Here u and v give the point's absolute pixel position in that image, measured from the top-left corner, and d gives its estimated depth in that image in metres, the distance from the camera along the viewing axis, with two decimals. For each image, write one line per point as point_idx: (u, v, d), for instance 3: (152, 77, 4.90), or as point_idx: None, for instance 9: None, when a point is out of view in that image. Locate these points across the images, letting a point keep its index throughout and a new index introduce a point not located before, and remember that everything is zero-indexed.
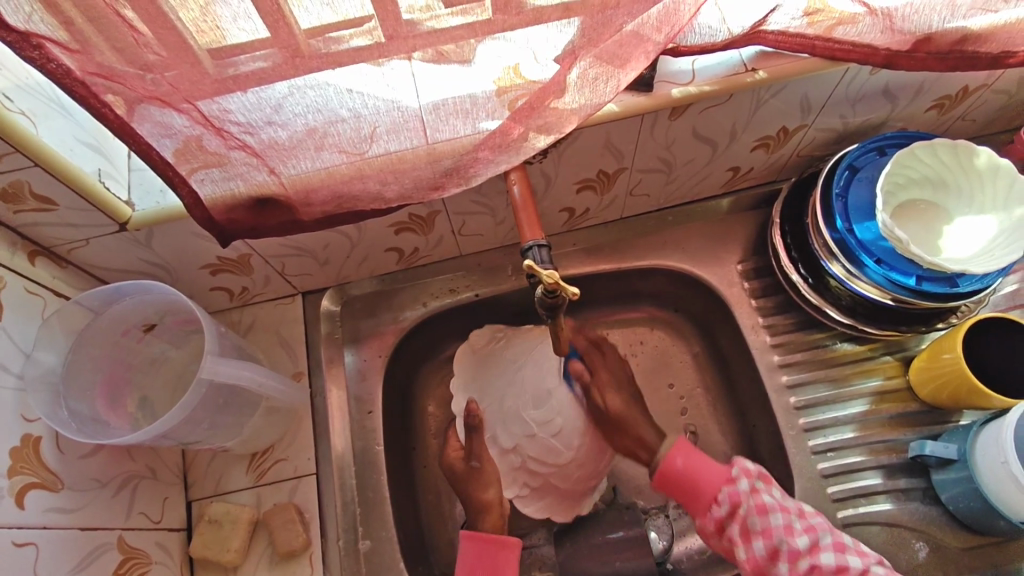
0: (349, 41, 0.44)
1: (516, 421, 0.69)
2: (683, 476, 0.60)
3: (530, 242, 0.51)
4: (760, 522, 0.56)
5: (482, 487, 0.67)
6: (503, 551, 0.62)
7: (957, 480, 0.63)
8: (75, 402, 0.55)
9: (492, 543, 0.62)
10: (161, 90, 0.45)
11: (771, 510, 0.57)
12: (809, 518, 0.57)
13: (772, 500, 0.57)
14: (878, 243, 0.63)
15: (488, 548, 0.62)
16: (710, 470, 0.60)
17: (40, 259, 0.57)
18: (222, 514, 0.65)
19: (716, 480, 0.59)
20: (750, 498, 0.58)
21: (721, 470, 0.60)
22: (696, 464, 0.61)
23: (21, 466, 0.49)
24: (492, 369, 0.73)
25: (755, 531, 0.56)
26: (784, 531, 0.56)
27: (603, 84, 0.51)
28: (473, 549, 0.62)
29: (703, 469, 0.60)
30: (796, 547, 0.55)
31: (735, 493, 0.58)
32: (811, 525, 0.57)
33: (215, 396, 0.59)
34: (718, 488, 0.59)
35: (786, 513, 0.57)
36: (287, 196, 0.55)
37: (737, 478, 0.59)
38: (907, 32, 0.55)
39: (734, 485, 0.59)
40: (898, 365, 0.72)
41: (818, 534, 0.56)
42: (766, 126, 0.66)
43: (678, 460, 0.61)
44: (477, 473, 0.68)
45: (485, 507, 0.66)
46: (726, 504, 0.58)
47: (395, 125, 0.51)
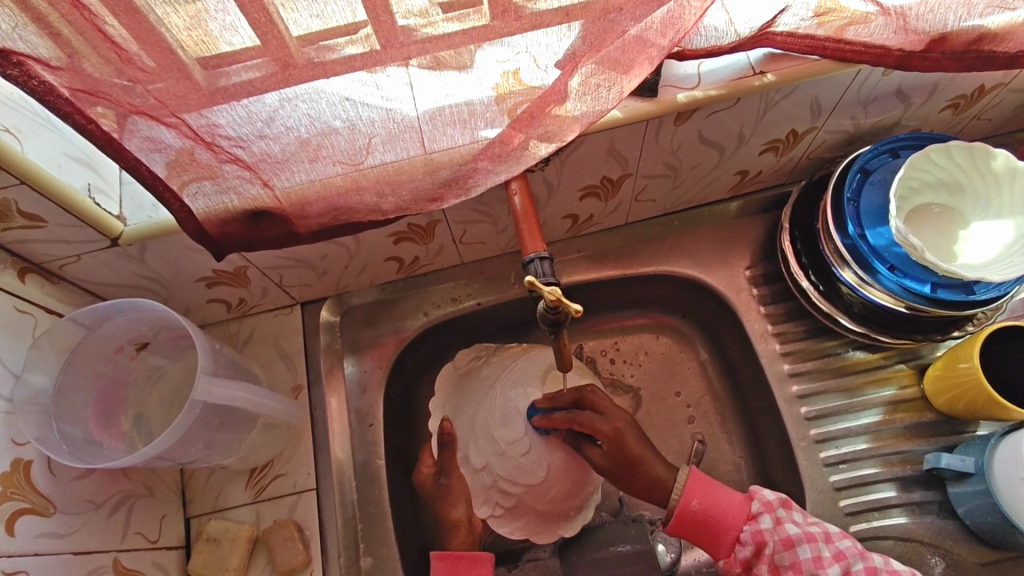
0: (342, 49, 0.42)
1: (485, 437, 0.66)
2: (704, 518, 0.59)
3: (530, 254, 0.49)
4: (787, 557, 0.56)
5: (450, 504, 0.66)
6: (474, 566, 0.61)
7: (974, 494, 0.61)
8: (67, 424, 0.54)
9: (463, 559, 0.61)
10: (146, 104, 0.43)
11: (798, 543, 0.56)
12: (836, 542, 0.57)
13: (797, 531, 0.57)
14: (892, 249, 0.61)
15: (460, 565, 0.61)
16: (729, 508, 0.59)
17: (30, 276, 0.55)
18: (221, 531, 0.64)
19: (738, 519, 0.58)
20: (775, 534, 0.57)
21: (739, 504, 0.59)
22: (712, 502, 0.59)
23: (12, 491, 0.48)
24: (471, 386, 0.72)
25: (784, 567, 0.56)
26: (814, 563, 0.55)
27: (606, 90, 0.50)
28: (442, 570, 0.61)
29: (722, 506, 0.59)
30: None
31: (759, 530, 0.57)
32: (840, 550, 0.56)
33: (211, 415, 0.57)
34: (740, 526, 0.58)
35: (813, 544, 0.56)
36: (281, 208, 0.53)
37: (759, 513, 0.58)
38: (923, 32, 0.52)
39: (757, 522, 0.58)
40: (912, 374, 0.70)
41: (848, 560, 0.56)
42: (774, 130, 0.64)
43: (694, 501, 0.59)
44: (443, 491, 0.67)
45: (454, 525, 0.65)
46: (750, 544, 0.58)
47: (391, 136, 0.49)
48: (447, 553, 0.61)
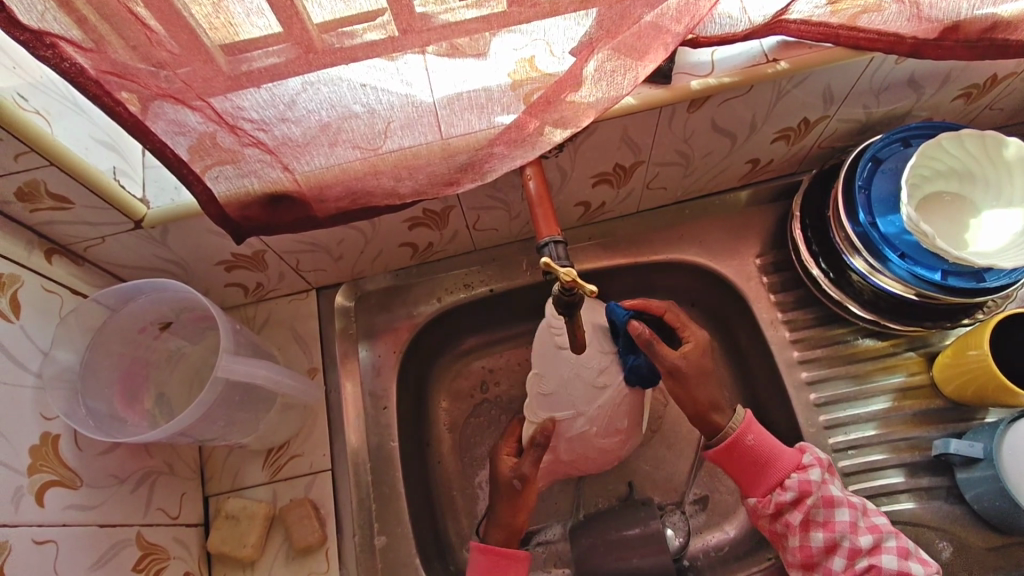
0: (363, 35, 0.43)
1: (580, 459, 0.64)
2: (753, 452, 0.60)
3: (545, 238, 0.50)
4: (823, 514, 0.57)
5: (515, 511, 0.64)
6: (514, 563, 0.62)
7: (982, 479, 0.62)
8: (93, 399, 0.56)
9: (506, 558, 0.62)
10: (173, 87, 0.44)
11: (838, 504, 0.57)
12: (872, 517, 0.58)
13: (839, 494, 0.58)
14: (902, 237, 0.62)
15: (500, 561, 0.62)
16: (782, 456, 0.60)
17: (57, 257, 0.57)
18: (239, 509, 0.65)
19: (788, 466, 0.59)
20: (820, 489, 0.58)
21: (792, 455, 0.60)
22: (769, 444, 0.60)
23: (41, 464, 0.49)
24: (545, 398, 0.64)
25: (817, 522, 0.57)
26: (848, 527, 0.57)
27: (621, 77, 0.50)
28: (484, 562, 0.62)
29: (775, 450, 0.60)
30: (858, 544, 0.56)
31: (807, 481, 0.58)
32: (875, 523, 0.57)
33: (231, 393, 0.59)
34: (788, 472, 0.59)
35: (852, 510, 0.57)
36: (300, 191, 0.54)
37: (809, 465, 0.59)
38: (936, 20, 0.53)
39: (805, 474, 0.59)
40: (921, 361, 0.71)
41: (882, 534, 0.56)
42: (787, 118, 0.64)
43: (748, 437, 0.61)
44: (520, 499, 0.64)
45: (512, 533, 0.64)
46: (794, 490, 0.58)
47: (409, 121, 0.50)
48: (492, 547, 0.62)
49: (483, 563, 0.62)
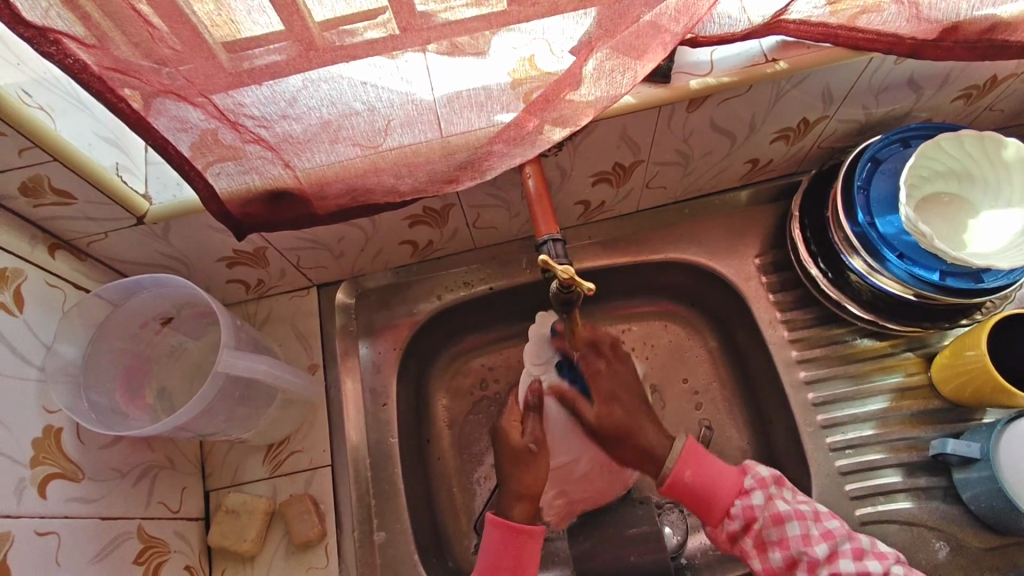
0: (363, 33, 0.44)
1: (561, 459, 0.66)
2: (694, 488, 0.59)
3: (543, 236, 0.51)
4: (775, 533, 0.57)
5: (531, 472, 0.62)
6: (530, 542, 0.60)
7: (979, 479, 0.62)
8: (95, 393, 0.56)
9: (520, 534, 0.60)
10: (175, 84, 0.45)
11: (788, 519, 0.57)
12: (824, 521, 0.58)
13: (787, 508, 0.58)
14: (901, 237, 0.62)
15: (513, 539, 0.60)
16: (723, 481, 0.60)
17: (60, 252, 0.57)
18: (240, 504, 0.66)
19: (730, 492, 0.59)
20: (765, 510, 0.58)
21: (734, 479, 0.60)
22: (708, 477, 0.60)
23: (44, 457, 0.50)
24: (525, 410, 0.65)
25: (771, 542, 0.57)
26: (802, 541, 0.56)
27: (620, 75, 0.51)
28: (499, 537, 0.60)
29: (715, 479, 0.59)
30: (815, 557, 0.56)
31: (750, 506, 0.58)
32: (827, 530, 0.57)
33: (232, 388, 0.59)
34: (733, 500, 0.59)
35: (802, 522, 0.57)
36: (301, 188, 0.55)
37: (751, 489, 0.59)
38: (936, 21, 0.53)
39: (747, 498, 0.59)
40: (919, 362, 0.71)
41: (836, 540, 0.56)
42: (786, 118, 0.65)
43: (687, 473, 0.59)
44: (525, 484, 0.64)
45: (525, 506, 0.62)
46: (740, 518, 0.58)
47: (409, 119, 0.51)
48: (506, 522, 0.60)
49: (495, 540, 0.60)
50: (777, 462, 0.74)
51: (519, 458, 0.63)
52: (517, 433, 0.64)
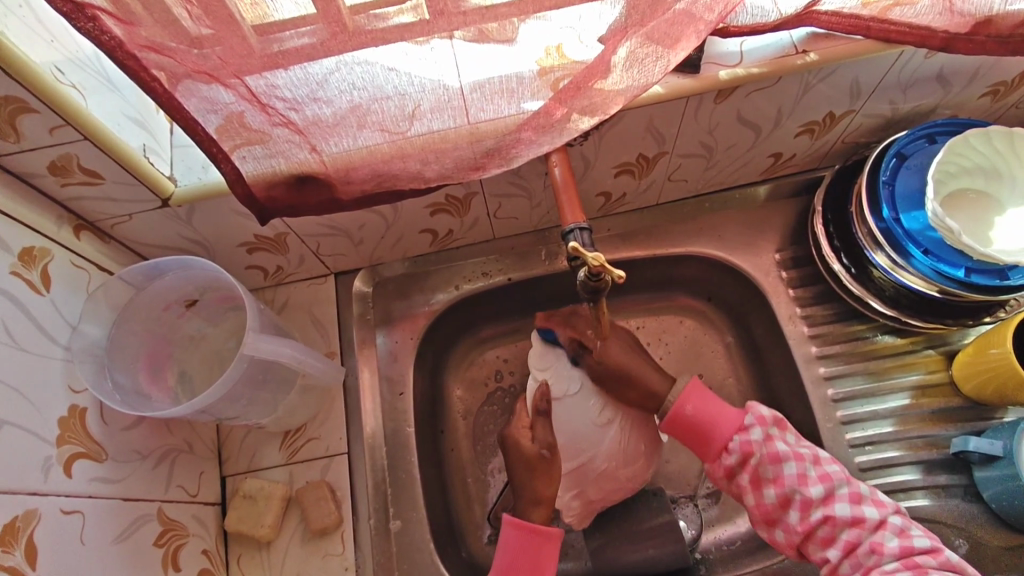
0: (395, 18, 0.43)
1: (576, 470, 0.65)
2: (694, 422, 0.61)
3: (570, 224, 0.50)
4: (772, 470, 0.57)
5: (546, 480, 0.62)
6: (546, 544, 0.60)
7: (1000, 477, 0.62)
8: (120, 374, 0.56)
9: (536, 534, 0.60)
10: (208, 64, 0.44)
11: (785, 459, 0.57)
12: (823, 465, 0.58)
13: (786, 449, 0.58)
14: (926, 233, 0.61)
15: (532, 541, 0.60)
16: (723, 416, 0.60)
17: (85, 233, 0.57)
18: (257, 489, 0.66)
19: (729, 428, 0.59)
20: (763, 448, 0.58)
21: (734, 416, 0.60)
22: (708, 411, 0.60)
23: (69, 436, 0.50)
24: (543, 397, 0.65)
25: (767, 480, 0.57)
26: (797, 480, 0.56)
27: (652, 64, 0.50)
28: (515, 539, 0.60)
29: (715, 414, 0.60)
30: (809, 496, 0.56)
31: (748, 441, 0.58)
32: (826, 473, 0.57)
33: (254, 371, 0.59)
34: (731, 436, 0.59)
35: (799, 462, 0.57)
36: (326, 173, 0.55)
37: (750, 426, 0.59)
38: (969, 14, 0.53)
39: (746, 435, 0.59)
40: (940, 359, 0.71)
41: (834, 483, 0.56)
42: (813, 111, 0.64)
43: (687, 407, 0.61)
44: (545, 464, 0.62)
45: (539, 500, 0.62)
46: (737, 453, 0.58)
47: (439, 104, 0.50)
48: (524, 523, 0.60)
49: (515, 541, 0.60)
50: None
51: (531, 468, 0.62)
52: (527, 440, 0.64)
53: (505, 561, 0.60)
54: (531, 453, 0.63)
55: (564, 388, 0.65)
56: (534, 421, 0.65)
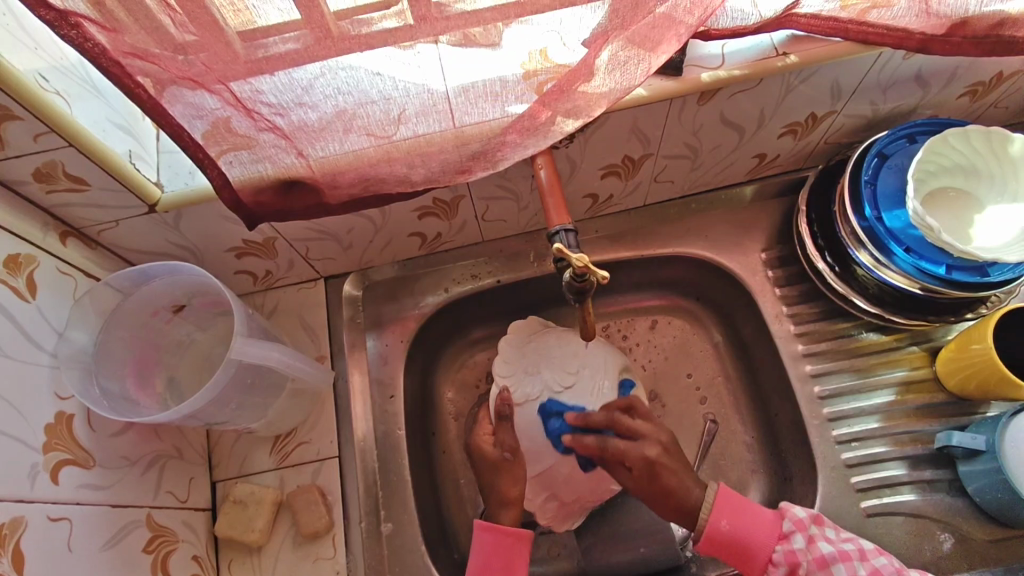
0: (379, 23, 0.44)
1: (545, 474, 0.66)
2: (731, 539, 0.59)
3: (556, 226, 0.51)
4: None
5: (509, 481, 0.64)
6: (517, 544, 0.63)
7: (983, 471, 0.63)
8: (107, 380, 0.56)
9: (508, 536, 0.63)
10: (193, 70, 0.45)
11: (832, 562, 0.56)
12: (872, 560, 0.57)
13: (831, 550, 0.57)
14: (908, 232, 0.63)
15: (503, 541, 0.63)
16: (759, 527, 0.59)
17: (71, 240, 0.57)
18: (247, 494, 0.66)
19: (769, 538, 0.58)
20: (808, 554, 0.57)
21: (770, 521, 0.59)
22: (742, 525, 0.59)
23: (56, 442, 0.50)
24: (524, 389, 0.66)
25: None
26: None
27: (634, 67, 0.51)
28: (488, 541, 0.63)
29: (750, 529, 0.59)
30: None
31: (791, 550, 0.58)
32: (876, 568, 0.56)
33: (242, 376, 0.59)
34: (772, 547, 0.58)
35: (847, 562, 0.56)
36: (314, 177, 0.55)
37: (791, 532, 0.59)
38: (944, 16, 0.54)
39: (788, 543, 0.58)
40: (924, 356, 0.72)
41: None
42: (795, 112, 0.65)
43: (722, 522, 0.59)
44: (508, 465, 0.65)
45: (507, 502, 0.64)
46: (784, 564, 0.58)
47: (424, 108, 0.51)
48: (493, 525, 0.63)
49: (486, 543, 0.63)
50: (782, 455, 0.75)
51: (494, 468, 0.65)
52: (489, 445, 0.67)
53: (479, 563, 0.62)
54: (495, 457, 0.66)
55: (525, 392, 0.66)
56: (497, 428, 0.67)
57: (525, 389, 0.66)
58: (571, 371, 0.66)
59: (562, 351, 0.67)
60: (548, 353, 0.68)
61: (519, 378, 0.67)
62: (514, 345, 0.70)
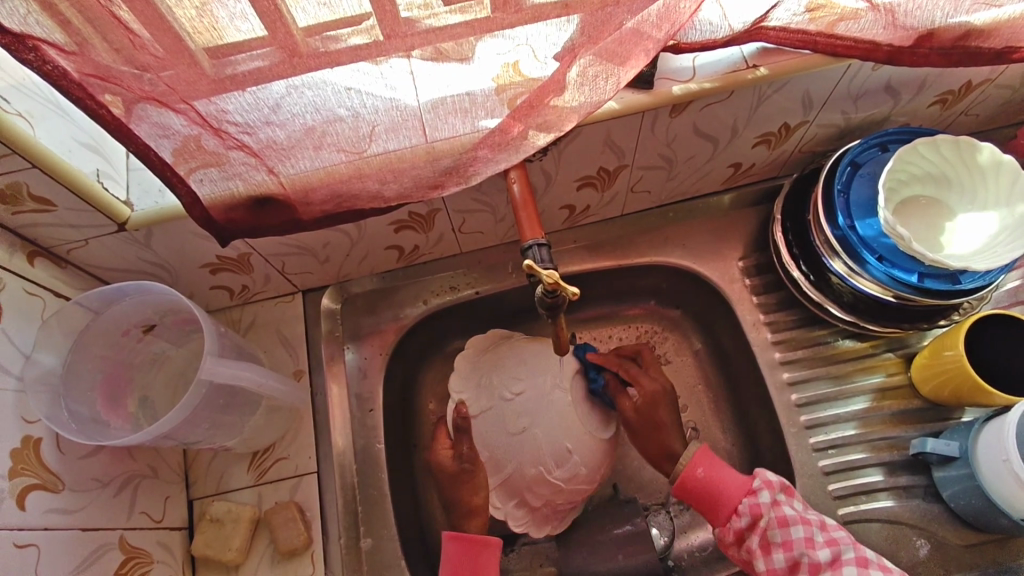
0: (347, 39, 0.43)
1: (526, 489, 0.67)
2: (705, 485, 0.61)
3: (529, 241, 0.50)
4: (779, 534, 0.58)
5: (470, 489, 0.66)
6: (485, 551, 0.63)
7: (958, 477, 0.63)
8: (76, 402, 0.56)
9: (475, 543, 0.63)
10: (157, 90, 0.44)
11: (792, 523, 0.58)
12: (831, 530, 0.58)
13: (793, 513, 0.58)
14: (880, 240, 0.63)
15: (471, 547, 0.62)
16: (733, 481, 0.61)
17: (39, 260, 0.57)
18: (224, 512, 0.65)
19: (736, 493, 0.60)
20: (772, 511, 0.58)
21: (743, 480, 0.61)
22: (718, 473, 0.61)
23: (22, 467, 0.49)
24: (487, 394, 0.69)
25: (776, 543, 0.58)
26: (805, 543, 0.57)
27: (603, 82, 0.51)
28: (456, 550, 0.62)
29: (725, 480, 0.61)
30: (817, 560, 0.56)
31: (757, 504, 0.59)
32: (833, 538, 0.57)
33: (215, 395, 0.59)
34: (739, 498, 0.60)
35: (807, 526, 0.58)
36: (286, 194, 0.54)
37: (759, 489, 0.60)
38: (912, 28, 0.54)
39: (756, 496, 0.59)
40: (900, 362, 0.72)
41: (840, 547, 0.57)
42: (768, 123, 0.65)
43: (698, 470, 0.62)
44: (467, 475, 0.66)
45: (472, 510, 0.65)
46: (747, 515, 0.59)
47: (394, 125, 0.51)
48: (461, 534, 0.63)
49: (455, 553, 0.62)
50: (761, 462, 0.75)
51: (454, 479, 0.66)
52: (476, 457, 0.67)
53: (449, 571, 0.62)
54: (454, 468, 0.67)
55: (480, 405, 0.69)
56: (456, 441, 0.68)
57: (480, 402, 0.69)
58: (520, 377, 0.68)
59: (509, 362, 0.70)
60: (498, 359, 0.71)
61: (473, 392, 0.70)
62: (470, 361, 0.74)
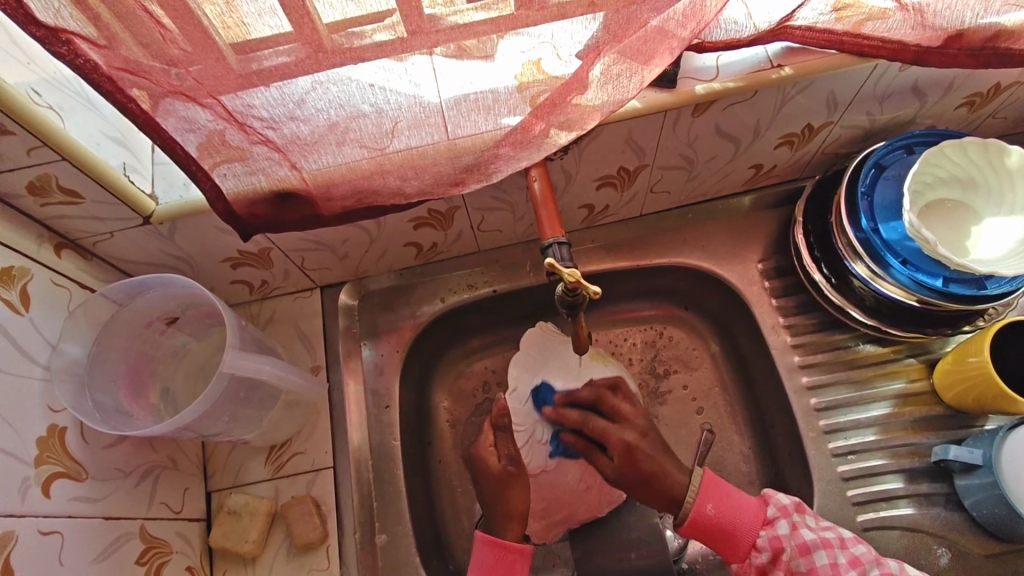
0: (372, 36, 0.44)
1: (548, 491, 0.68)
2: (718, 522, 0.58)
3: (549, 240, 0.50)
4: (803, 564, 0.57)
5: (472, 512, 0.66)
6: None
7: (981, 486, 0.62)
8: (100, 392, 0.57)
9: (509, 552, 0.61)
10: (185, 85, 0.45)
11: (814, 549, 0.57)
12: (851, 548, 0.57)
13: (813, 538, 0.57)
14: (904, 243, 0.62)
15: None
16: (747, 509, 0.59)
17: (66, 252, 0.57)
18: (242, 505, 0.66)
19: (754, 524, 0.58)
20: (792, 541, 0.57)
21: (757, 508, 0.59)
22: (732, 510, 0.58)
23: (48, 455, 0.50)
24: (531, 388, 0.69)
25: (801, 573, 0.57)
26: (831, 571, 0.56)
27: (626, 80, 0.51)
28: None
29: (739, 514, 0.58)
30: None
31: (776, 536, 0.58)
32: (855, 556, 0.57)
33: (234, 388, 0.59)
34: (757, 530, 0.58)
35: (829, 550, 0.57)
36: (308, 190, 0.55)
37: (775, 518, 0.59)
38: (941, 28, 0.53)
39: (773, 529, 0.58)
40: (922, 368, 0.71)
41: (864, 566, 0.56)
42: (791, 124, 0.65)
43: (708, 506, 0.58)
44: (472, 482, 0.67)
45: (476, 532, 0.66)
46: (767, 550, 0.58)
47: (416, 121, 0.51)
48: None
49: None
50: (778, 466, 0.74)
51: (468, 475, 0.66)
52: (494, 458, 0.67)
53: None
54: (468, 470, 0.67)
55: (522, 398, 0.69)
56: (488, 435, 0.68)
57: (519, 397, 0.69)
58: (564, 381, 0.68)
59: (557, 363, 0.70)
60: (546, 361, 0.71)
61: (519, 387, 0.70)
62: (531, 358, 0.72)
